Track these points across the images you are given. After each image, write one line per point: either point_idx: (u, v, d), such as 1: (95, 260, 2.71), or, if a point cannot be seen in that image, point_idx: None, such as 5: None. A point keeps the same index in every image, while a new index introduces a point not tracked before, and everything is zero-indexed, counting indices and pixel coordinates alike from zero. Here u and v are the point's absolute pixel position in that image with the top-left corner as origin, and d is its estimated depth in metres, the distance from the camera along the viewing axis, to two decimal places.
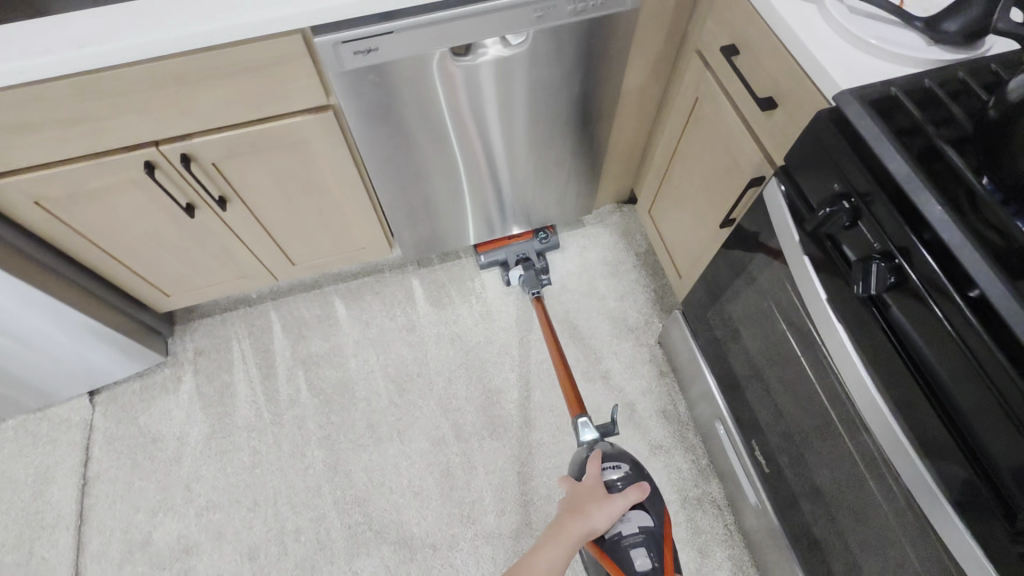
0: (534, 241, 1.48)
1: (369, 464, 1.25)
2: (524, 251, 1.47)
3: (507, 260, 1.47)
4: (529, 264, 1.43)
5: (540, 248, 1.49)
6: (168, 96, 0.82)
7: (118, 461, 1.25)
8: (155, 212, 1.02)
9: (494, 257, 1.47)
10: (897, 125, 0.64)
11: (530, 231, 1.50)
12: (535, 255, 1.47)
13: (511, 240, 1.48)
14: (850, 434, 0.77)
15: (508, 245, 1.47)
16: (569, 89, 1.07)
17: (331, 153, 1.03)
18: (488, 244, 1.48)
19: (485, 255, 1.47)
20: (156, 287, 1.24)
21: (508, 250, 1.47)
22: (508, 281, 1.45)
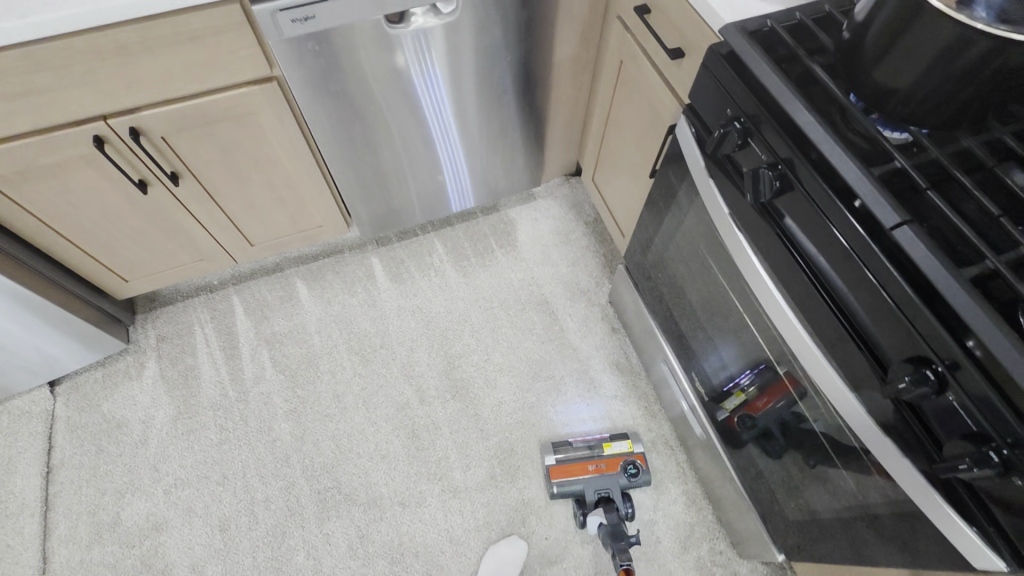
0: (621, 477, 1.18)
1: (335, 432, 1.29)
2: (608, 488, 1.17)
3: (586, 495, 1.17)
4: (614, 514, 1.12)
5: (627, 484, 1.19)
6: (114, 66, 0.85)
7: (82, 448, 1.26)
8: (107, 190, 1.05)
9: (568, 488, 1.17)
10: (775, 52, 0.72)
11: (616, 461, 1.21)
12: (620, 500, 1.16)
13: (591, 466, 1.19)
14: (765, 343, 0.84)
15: (588, 477, 1.18)
16: (503, 58, 1.15)
17: (279, 125, 1.07)
18: (562, 467, 1.20)
19: (558, 485, 1.17)
20: (113, 272, 1.26)
21: (592, 485, 1.17)
22: (584, 526, 1.16)
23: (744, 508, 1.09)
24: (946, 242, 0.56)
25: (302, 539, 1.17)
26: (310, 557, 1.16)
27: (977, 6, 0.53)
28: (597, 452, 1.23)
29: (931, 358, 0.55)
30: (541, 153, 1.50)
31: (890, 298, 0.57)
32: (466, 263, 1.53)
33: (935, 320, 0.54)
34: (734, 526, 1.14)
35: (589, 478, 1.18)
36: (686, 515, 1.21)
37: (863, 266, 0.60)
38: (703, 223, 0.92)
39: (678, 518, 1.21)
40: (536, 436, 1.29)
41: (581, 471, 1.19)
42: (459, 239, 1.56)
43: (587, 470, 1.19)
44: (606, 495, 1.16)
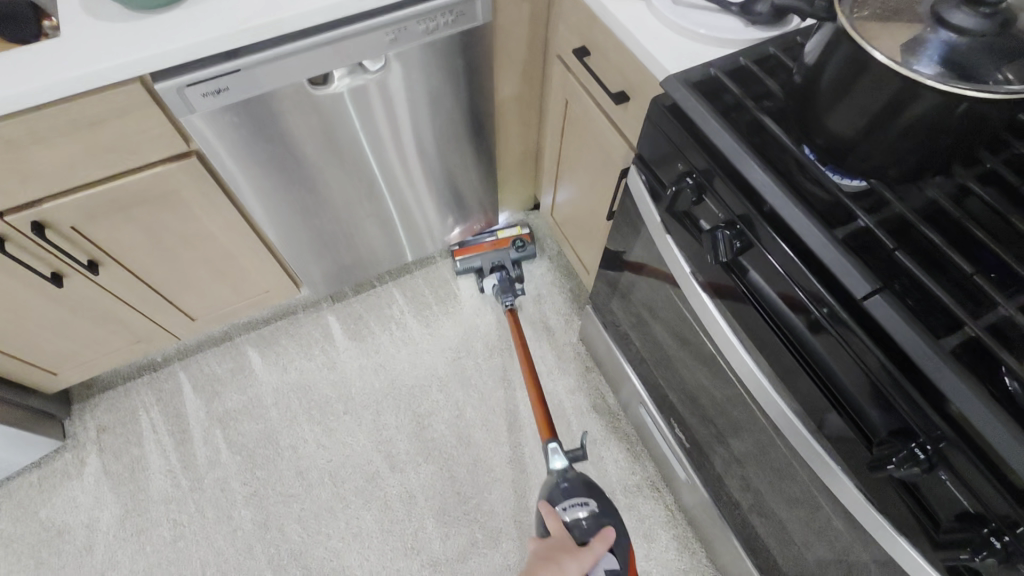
0: (511, 250, 1.42)
1: (302, 513, 1.20)
2: (500, 260, 1.42)
3: (483, 267, 1.43)
4: (503, 275, 1.38)
5: (516, 257, 1.43)
6: (2, 163, 0.76)
7: (19, 564, 1.14)
8: (16, 288, 0.95)
9: (469, 264, 1.42)
10: (721, 101, 0.67)
11: (507, 239, 1.43)
12: (510, 266, 1.42)
13: (486, 245, 1.43)
14: (744, 396, 0.80)
15: (484, 253, 1.42)
16: (443, 106, 1.09)
17: (206, 200, 0.99)
18: (465, 249, 1.42)
19: (460, 260, 1.41)
20: (38, 368, 1.14)
21: (486, 256, 1.42)
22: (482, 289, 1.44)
23: (737, 554, 1.04)
24: (924, 304, 0.51)
25: None
26: None
27: (921, 61, 0.51)
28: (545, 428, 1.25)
29: (916, 433, 0.51)
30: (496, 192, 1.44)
31: (866, 370, 0.54)
32: (428, 311, 1.46)
33: (919, 396, 0.50)
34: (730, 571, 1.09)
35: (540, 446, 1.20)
36: (679, 562, 1.16)
37: (837, 334, 0.56)
38: (667, 274, 0.88)
39: (672, 566, 1.16)
40: (516, 493, 1.22)
41: (478, 251, 1.42)
42: (419, 287, 1.49)
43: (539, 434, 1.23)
44: (497, 265, 1.42)
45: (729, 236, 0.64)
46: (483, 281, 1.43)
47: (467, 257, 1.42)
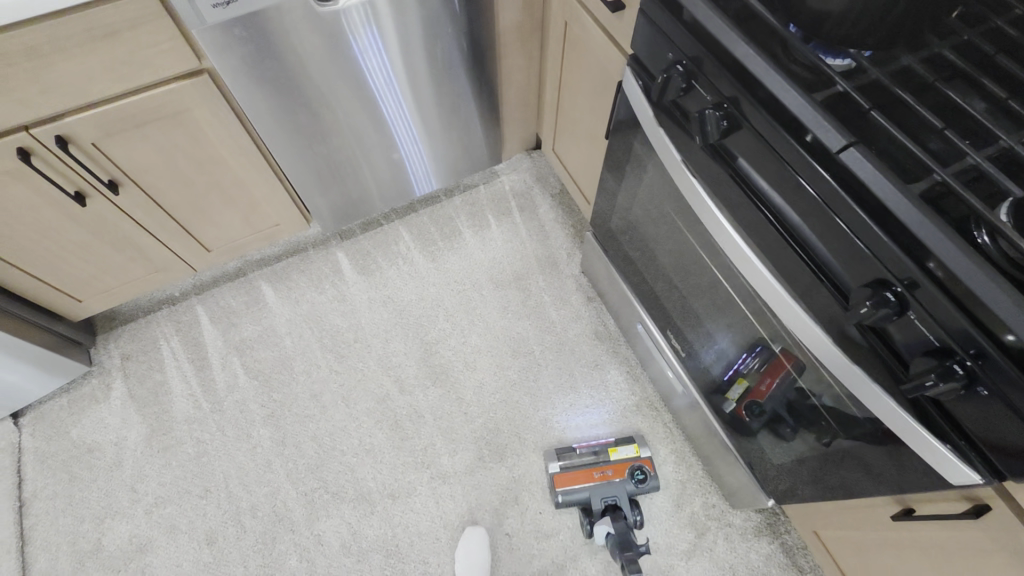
0: (629, 483, 1.13)
1: (317, 432, 1.26)
2: (615, 497, 1.11)
3: (592, 505, 1.12)
4: (620, 521, 1.07)
5: (635, 491, 1.13)
6: (27, 72, 0.81)
7: (55, 477, 1.22)
8: (43, 205, 1.00)
9: (574, 497, 1.13)
10: None
11: (623, 466, 1.15)
12: (627, 506, 1.11)
13: (599, 472, 1.14)
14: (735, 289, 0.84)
15: (593, 485, 1.12)
16: (444, 30, 1.11)
17: (218, 121, 1.03)
18: (568, 476, 1.14)
19: (563, 493, 1.12)
20: (64, 293, 1.20)
21: (596, 492, 1.12)
22: (592, 535, 1.11)
23: (731, 457, 1.09)
24: (898, 158, 0.54)
25: (293, 543, 1.15)
26: (302, 559, 1.14)
27: None
28: (602, 458, 1.17)
29: (889, 279, 0.55)
30: (498, 128, 1.47)
31: (845, 225, 0.57)
32: (434, 247, 1.50)
33: (891, 242, 0.53)
34: (725, 477, 1.14)
35: (596, 485, 1.13)
36: (677, 474, 1.21)
37: (818, 196, 0.59)
38: (663, 179, 0.91)
39: (670, 477, 1.21)
40: (520, 412, 1.28)
41: (587, 480, 1.14)
42: (425, 224, 1.53)
43: (592, 477, 1.14)
44: (612, 505, 1.11)
45: (716, 115, 0.67)
46: (592, 526, 1.10)
47: (573, 495, 1.13)
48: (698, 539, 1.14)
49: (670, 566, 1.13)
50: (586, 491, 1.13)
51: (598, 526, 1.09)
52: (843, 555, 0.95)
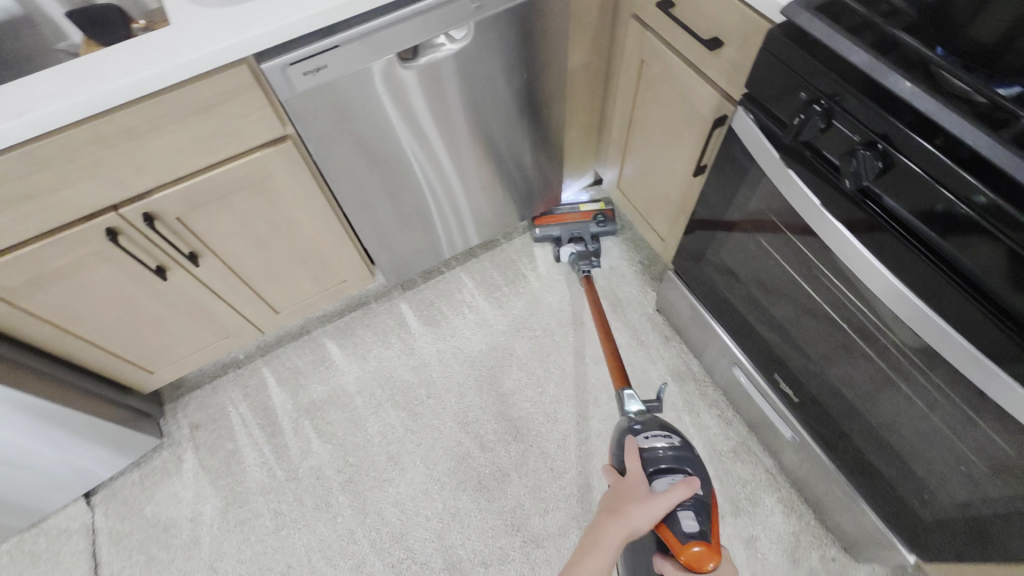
0: (592, 223, 1.46)
1: (398, 496, 1.20)
2: (579, 232, 1.47)
3: (562, 237, 1.47)
4: (581, 244, 1.42)
5: (598, 232, 1.46)
6: (120, 152, 0.79)
7: (131, 559, 1.17)
8: (124, 282, 0.97)
9: (549, 232, 1.47)
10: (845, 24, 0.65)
11: (590, 213, 1.48)
12: (590, 237, 1.45)
13: (569, 217, 1.48)
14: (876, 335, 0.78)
15: (565, 222, 1.47)
16: (517, 78, 1.09)
17: (297, 185, 1.00)
18: (546, 217, 1.49)
19: (540, 228, 1.47)
20: (137, 366, 1.17)
21: (566, 227, 1.47)
22: (557, 259, 1.46)
23: (857, 510, 0.99)
24: None
25: None
26: None
27: None
28: (574, 208, 1.51)
29: None
30: (560, 168, 1.44)
31: None
32: (499, 293, 1.45)
33: None
34: (848, 530, 1.04)
35: (565, 224, 1.47)
36: (788, 525, 1.12)
37: (1012, 240, 0.53)
38: (780, 217, 0.86)
39: (781, 530, 1.12)
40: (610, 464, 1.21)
41: (559, 221, 1.48)
42: (488, 270, 1.49)
43: (564, 219, 1.48)
44: (576, 236, 1.46)
45: (869, 156, 0.62)
46: (560, 250, 1.44)
47: (548, 228, 1.47)
48: None
49: None
50: (558, 225, 1.47)
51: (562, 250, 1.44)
52: None
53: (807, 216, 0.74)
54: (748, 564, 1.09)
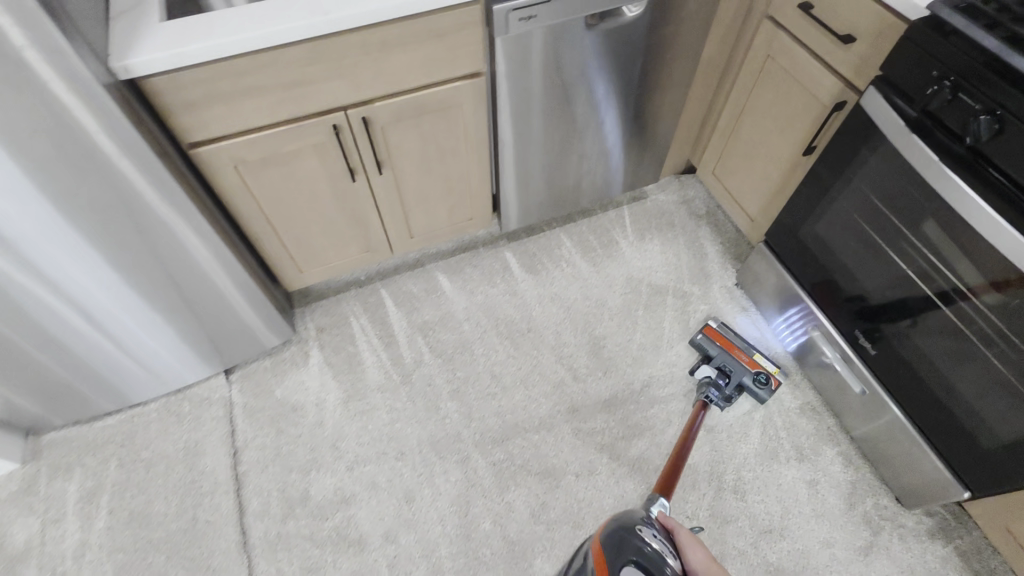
0: (753, 375, 1.32)
1: (500, 408, 1.36)
2: (731, 368, 1.33)
3: (715, 359, 1.36)
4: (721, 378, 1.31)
5: (749, 384, 1.32)
6: (370, 61, 0.99)
7: (262, 430, 1.33)
8: (322, 178, 1.17)
9: (705, 344, 1.38)
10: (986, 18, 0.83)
11: (756, 363, 1.33)
12: (735, 385, 1.32)
13: (737, 351, 1.35)
14: (970, 286, 0.95)
15: (728, 352, 1.35)
16: (657, 57, 1.29)
17: (473, 118, 1.21)
18: (717, 333, 1.39)
19: (702, 336, 1.39)
20: (293, 262, 1.36)
21: (727, 355, 1.35)
22: (692, 371, 1.36)
23: (913, 454, 1.15)
24: None
25: (486, 507, 1.23)
26: (496, 523, 1.21)
27: None
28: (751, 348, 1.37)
29: None
30: (663, 151, 1.63)
31: None
32: (594, 253, 1.63)
33: None
34: (902, 475, 1.20)
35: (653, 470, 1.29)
36: (846, 474, 1.28)
37: None
38: (882, 184, 1.05)
39: (839, 477, 1.27)
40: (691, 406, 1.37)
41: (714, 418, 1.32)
42: (584, 234, 1.67)
43: (730, 348, 1.36)
44: (725, 367, 1.34)
45: (989, 120, 0.80)
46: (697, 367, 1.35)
47: (707, 345, 1.38)
48: (874, 538, 1.20)
49: (850, 561, 1.18)
50: (720, 349, 1.36)
51: (701, 367, 1.34)
52: None
53: (921, 168, 0.92)
54: (809, 501, 1.24)
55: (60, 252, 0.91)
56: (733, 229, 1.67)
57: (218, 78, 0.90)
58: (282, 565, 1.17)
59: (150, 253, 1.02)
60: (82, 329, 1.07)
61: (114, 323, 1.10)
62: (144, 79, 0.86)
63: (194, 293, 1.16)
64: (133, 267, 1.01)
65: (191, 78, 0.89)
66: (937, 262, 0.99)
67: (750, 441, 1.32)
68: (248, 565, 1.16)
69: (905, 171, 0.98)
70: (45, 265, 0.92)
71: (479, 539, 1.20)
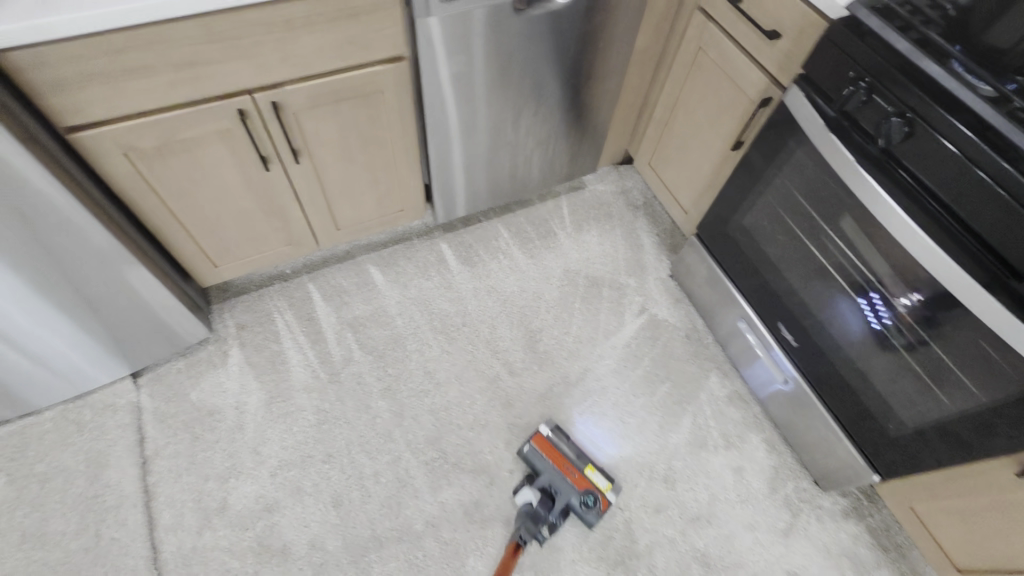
0: (575, 500, 1.18)
1: (433, 406, 1.32)
2: (552, 488, 1.19)
3: (540, 477, 1.20)
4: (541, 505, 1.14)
5: (572, 508, 1.18)
6: (276, 41, 0.92)
7: (175, 436, 1.24)
8: (231, 167, 1.08)
9: (534, 459, 1.22)
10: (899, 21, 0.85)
11: (588, 483, 1.20)
12: (559, 508, 1.16)
13: (566, 467, 1.21)
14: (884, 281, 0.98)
15: (556, 470, 1.20)
16: (590, 45, 1.26)
17: (397, 105, 1.15)
18: (546, 445, 1.24)
19: (529, 448, 1.23)
20: (207, 255, 1.27)
21: (554, 472, 1.20)
22: (514, 494, 1.19)
23: (830, 441, 1.20)
24: None
25: (418, 509, 1.20)
26: (428, 524, 1.18)
27: None
28: (581, 462, 1.23)
29: None
30: (601, 141, 1.61)
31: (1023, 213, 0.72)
32: (532, 244, 1.60)
33: None
34: (820, 460, 1.25)
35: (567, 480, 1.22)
36: (770, 460, 1.32)
37: (997, 188, 0.74)
38: (803, 181, 1.07)
39: (764, 463, 1.31)
40: (624, 398, 1.38)
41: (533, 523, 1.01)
42: (522, 224, 1.64)
43: (558, 466, 1.21)
44: (551, 487, 1.19)
45: (899, 123, 0.82)
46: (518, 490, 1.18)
47: (534, 461, 1.22)
48: (794, 519, 1.25)
49: (771, 543, 1.22)
50: (548, 465, 1.21)
51: (523, 491, 1.18)
52: (934, 524, 1.10)
53: (836, 167, 0.93)
54: (735, 488, 1.28)
55: None
56: (669, 220, 1.68)
57: (95, 54, 0.81)
58: None
59: (33, 248, 0.91)
60: None
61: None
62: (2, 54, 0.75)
63: (86, 294, 1.05)
64: (12, 264, 0.91)
65: (62, 54, 0.79)
66: (854, 258, 1.02)
67: (681, 431, 1.34)
68: None
69: (825, 170, 1.00)
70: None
71: (410, 542, 1.16)
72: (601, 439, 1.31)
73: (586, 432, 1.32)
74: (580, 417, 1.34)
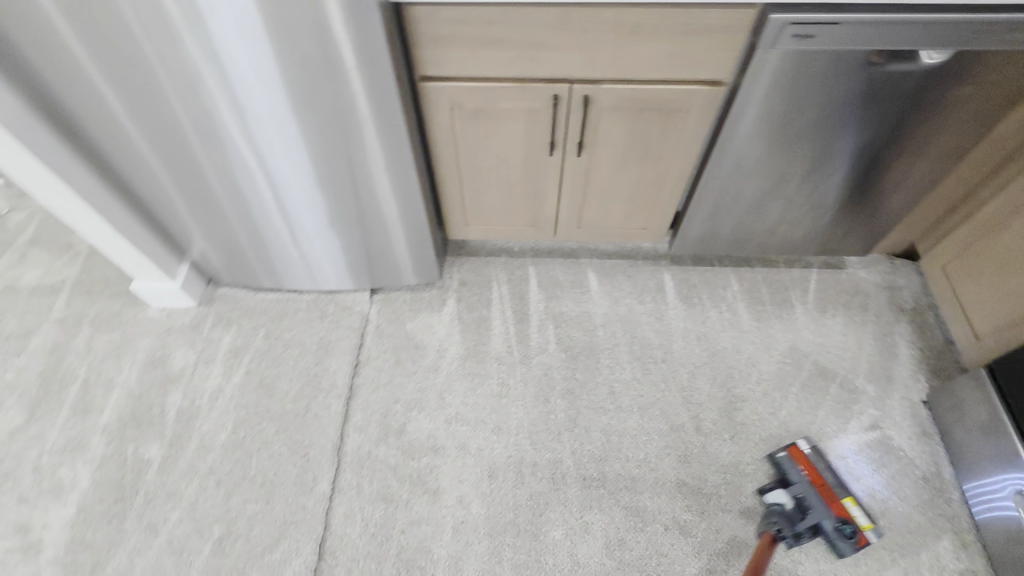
0: (834, 522, 1.10)
1: (607, 427, 1.28)
2: (819, 521, 1.11)
3: (792, 483, 1.15)
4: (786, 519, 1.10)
5: (825, 527, 1.10)
6: (616, 41, 0.96)
7: (385, 354, 1.40)
8: (522, 143, 1.17)
9: (789, 470, 1.17)
10: None
11: (846, 513, 1.12)
12: (809, 524, 1.11)
13: (824, 487, 1.14)
14: None
15: (813, 487, 1.14)
16: (930, 118, 1.09)
17: (691, 128, 1.13)
18: (802, 457, 1.18)
19: (783, 458, 1.19)
20: (464, 213, 1.40)
21: (810, 487, 1.14)
22: (762, 491, 1.17)
23: None
24: None
25: (562, 517, 1.18)
26: (567, 538, 1.15)
27: None
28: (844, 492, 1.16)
29: None
30: (886, 225, 1.40)
31: None
32: (761, 307, 1.46)
33: None
34: None
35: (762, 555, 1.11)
36: None
37: None
38: None
39: None
40: None
41: None
42: (757, 283, 1.51)
43: (814, 478, 1.15)
44: (804, 500, 1.13)
45: None
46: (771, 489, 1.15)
47: (788, 468, 1.18)
48: None
49: None
50: (804, 479, 1.15)
51: (775, 491, 1.15)
52: None
53: None
54: None
55: (289, 138, 1.03)
56: (942, 339, 1.40)
57: (473, 21, 0.93)
58: (363, 481, 1.23)
59: (357, 163, 1.10)
60: (280, 209, 1.21)
61: (298, 211, 1.22)
62: (411, 6, 0.91)
63: (371, 213, 1.24)
64: (339, 170, 1.11)
65: (450, 15, 0.92)
66: None
67: None
68: (335, 468, 1.24)
69: None
70: (271, 140, 1.03)
71: (545, 545, 1.15)
72: (865, 471, 1.22)
73: (844, 461, 1.24)
74: (839, 446, 1.25)
